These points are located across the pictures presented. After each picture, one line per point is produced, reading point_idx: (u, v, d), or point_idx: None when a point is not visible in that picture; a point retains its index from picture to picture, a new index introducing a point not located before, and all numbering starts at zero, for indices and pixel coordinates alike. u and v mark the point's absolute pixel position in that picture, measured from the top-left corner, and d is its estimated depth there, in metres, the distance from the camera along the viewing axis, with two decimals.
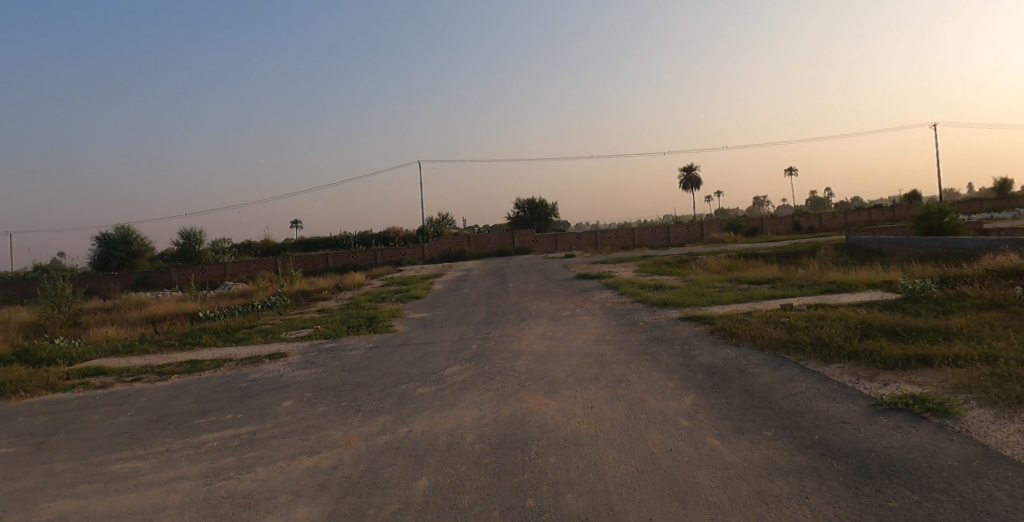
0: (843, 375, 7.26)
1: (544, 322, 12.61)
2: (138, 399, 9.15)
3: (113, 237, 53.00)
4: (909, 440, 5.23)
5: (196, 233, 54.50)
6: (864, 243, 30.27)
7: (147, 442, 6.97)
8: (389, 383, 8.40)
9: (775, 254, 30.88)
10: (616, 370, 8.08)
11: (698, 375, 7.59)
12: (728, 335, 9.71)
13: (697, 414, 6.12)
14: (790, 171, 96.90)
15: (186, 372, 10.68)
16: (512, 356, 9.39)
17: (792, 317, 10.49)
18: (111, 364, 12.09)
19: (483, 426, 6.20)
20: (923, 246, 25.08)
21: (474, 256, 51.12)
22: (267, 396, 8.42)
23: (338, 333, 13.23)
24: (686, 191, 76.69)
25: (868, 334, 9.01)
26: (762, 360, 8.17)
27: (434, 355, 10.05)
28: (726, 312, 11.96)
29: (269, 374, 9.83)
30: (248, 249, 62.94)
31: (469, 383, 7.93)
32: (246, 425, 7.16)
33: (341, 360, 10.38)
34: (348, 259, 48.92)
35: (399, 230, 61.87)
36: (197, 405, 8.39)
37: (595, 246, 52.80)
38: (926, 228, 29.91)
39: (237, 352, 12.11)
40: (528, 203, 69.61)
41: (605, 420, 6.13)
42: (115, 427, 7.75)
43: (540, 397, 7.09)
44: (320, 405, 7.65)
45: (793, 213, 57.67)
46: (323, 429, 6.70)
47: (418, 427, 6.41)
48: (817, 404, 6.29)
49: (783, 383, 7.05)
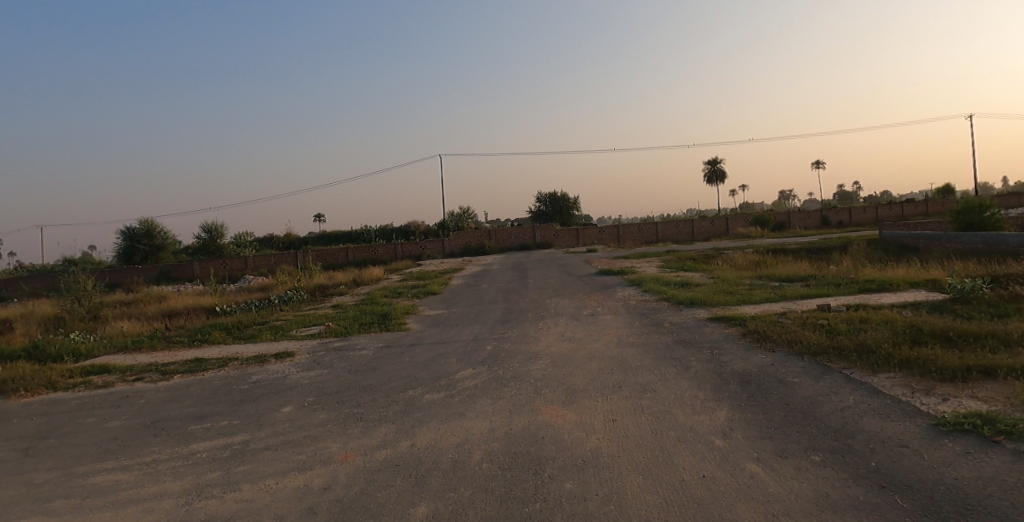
0: (895, 388, 6.51)
1: (564, 321, 11.98)
2: (136, 401, 8.74)
3: (138, 231, 53.56)
4: (983, 472, 4.52)
5: (218, 226, 54.82)
6: (899, 239, 29.00)
7: (135, 451, 6.51)
8: (395, 388, 7.86)
9: (805, 250, 29.71)
10: (641, 377, 7.43)
11: (731, 385, 6.90)
12: (762, 339, 8.97)
13: (733, 432, 5.45)
14: (817, 165, 94.33)
15: (190, 371, 10.27)
16: (528, 360, 8.78)
17: (832, 319, 9.70)
18: (118, 362, 11.74)
19: (493, 442, 5.61)
20: (962, 242, 23.86)
21: (495, 250, 50.59)
22: (267, 400, 7.94)
23: (350, 331, 12.74)
24: (710, 185, 75.07)
25: (919, 340, 8.21)
26: (801, 368, 7.44)
27: (446, 356, 9.51)
28: (758, 312, 11.18)
29: (274, 374, 9.38)
30: (270, 243, 63.24)
31: (480, 391, 7.35)
32: (240, 433, 6.66)
33: (349, 360, 9.89)
34: (368, 253, 48.68)
35: (419, 224, 61.60)
36: (194, 409, 7.92)
37: (618, 240, 51.92)
38: (966, 223, 28.54)
39: (245, 350, 11.70)
40: (550, 197, 68.89)
41: (629, 438, 5.49)
42: (106, 433, 7.32)
43: (556, 407, 6.47)
44: (320, 412, 7.14)
45: (822, 209, 56.07)
46: (320, 440, 6.16)
47: (422, 441, 5.83)
48: (870, 423, 5.57)
49: (828, 395, 6.35)
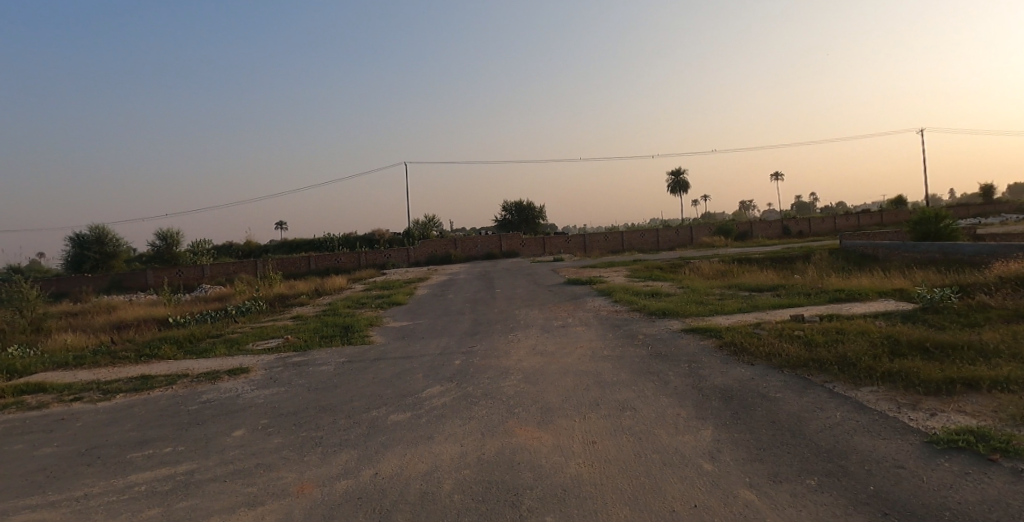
0: (881, 403, 6.29)
1: (535, 333, 11.58)
2: (71, 424, 7.98)
3: (87, 237, 51.30)
4: (986, 494, 4.27)
5: (173, 233, 52.98)
6: (860, 248, 29.52)
7: (64, 484, 5.84)
8: (358, 408, 7.34)
9: (769, 260, 30.08)
10: (619, 394, 7.07)
11: (714, 401, 6.59)
12: (740, 351, 8.72)
13: (721, 455, 5.13)
14: (775, 176, 96.67)
15: (134, 390, 9.51)
16: (498, 375, 8.34)
17: (808, 330, 9.53)
18: (55, 380, 10.86)
19: (463, 470, 5.16)
20: (921, 251, 24.35)
21: (461, 260, 50.01)
22: (217, 423, 7.32)
23: (310, 345, 12.09)
24: (674, 196, 75.94)
25: (897, 351, 8.07)
26: (783, 382, 7.19)
27: (412, 372, 9.01)
28: (732, 323, 10.98)
29: (226, 393, 8.73)
30: (229, 251, 61.36)
31: (450, 410, 6.88)
32: (185, 462, 6.05)
33: (308, 377, 9.29)
34: (331, 262, 47.60)
35: (384, 233, 60.66)
36: (135, 434, 7.25)
37: (584, 249, 51.93)
38: (922, 232, 29.23)
39: (197, 366, 10.97)
40: (516, 206, 68.71)
41: (612, 462, 5.11)
42: (34, 462, 6.60)
43: (532, 428, 6.06)
44: (275, 436, 6.58)
45: (782, 218, 57.16)
46: (273, 469, 5.61)
47: (386, 469, 5.34)
48: (862, 441, 5.31)
49: (814, 411, 6.09)
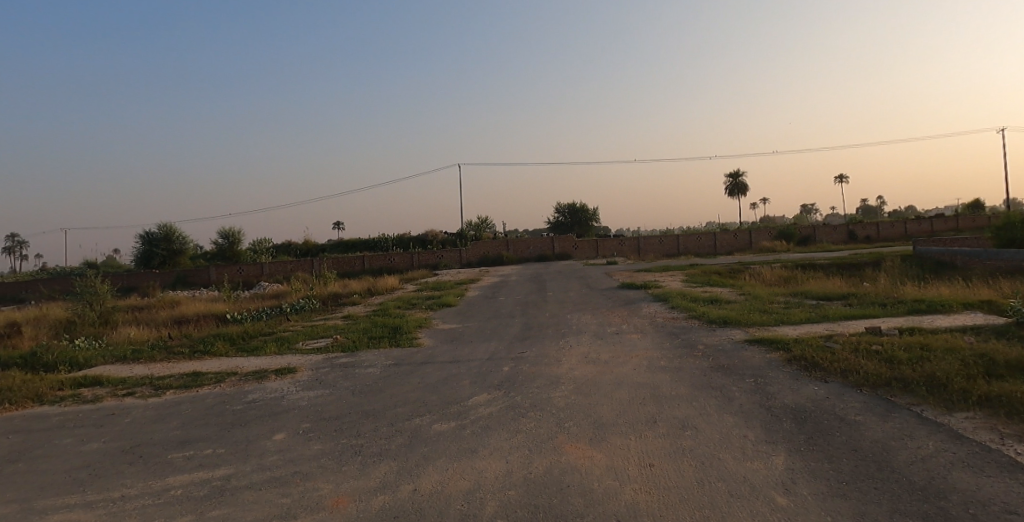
0: (980, 432, 5.53)
1: (586, 340, 11.09)
2: (120, 420, 8.02)
3: (156, 235, 53.62)
4: None
5: (235, 232, 54.82)
6: (936, 255, 27.62)
7: (105, 484, 5.76)
8: (401, 415, 7.06)
9: (835, 266, 28.52)
10: (678, 411, 6.52)
11: (784, 423, 5.99)
12: (810, 366, 8.02)
13: (797, 487, 4.56)
14: (842, 179, 92.26)
15: (183, 387, 9.55)
16: (548, 385, 7.91)
17: (888, 345, 8.71)
18: (113, 374, 11.07)
19: (508, 490, 4.78)
20: (1006, 259, 22.53)
21: (512, 261, 49.77)
22: (260, 424, 7.19)
23: (358, 346, 11.95)
24: (732, 198, 73.65)
25: (994, 371, 7.19)
26: (863, 403, 6.49)
27: (458, 378, 8.69)
28: (800, 334, 10.20)
29: (272, 393, 8.63)
30: (288, 249, 63.05)
31: (496, 421, 6.51)
32: (223, 466, 5.89)
33: (353, 380, 9.11)
34: (385, 261, 48.23)
35: (437, 233, 61.14)
36: (179, 433, 7.18)
37: (638, 253, 50.88)
38: (1006, 239, 27.10)
39: (246, 364, 10.98)
40: (568, 208, 68.11)
41: (673, 491, 4.61)
42: (80, 458, 6.60)
43: (583, 446, 5.61)
44: (315, 441, 6.37)
45: (848, 223, 54.48)
46: (310, 479, 5.36)
47: (426, 485, 5.00)
48: (962, 479, 4.61)
49: (902, 440, 5.41)
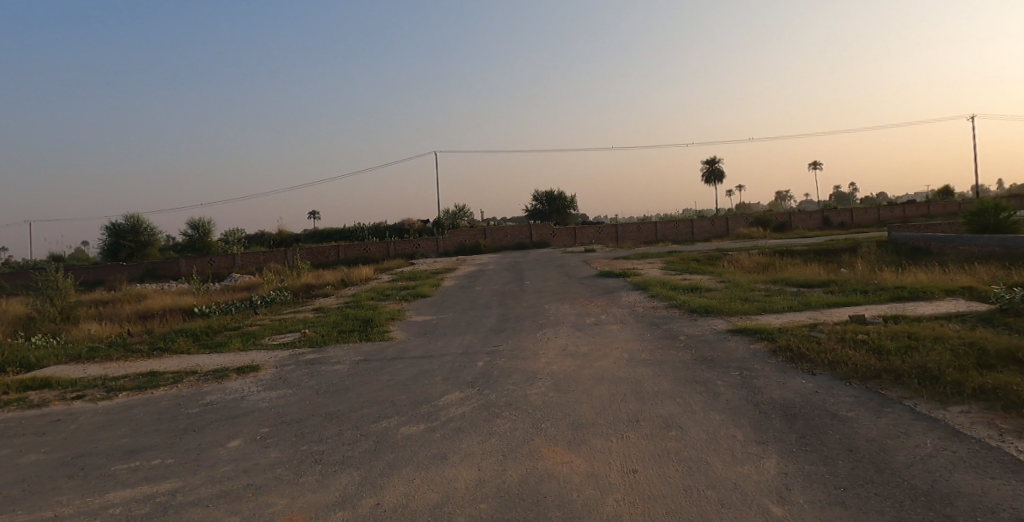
0: (978, 428, 5.25)
1: (565, 332, 10.70)
2: (65, 427, 7.43)
3: (123, 227, 52.07)
4: None
5: (206, 222, 53.45)
6: (911, 241, 27.68)
7: (36, 502, 5.22)
8: (367, 417, 6.59)
9: (812, 253, 28.50)
10: (663, 409, 6.16)
11: (774, 420, 5.66)
12: (797, 358, 7.72)
13: (794, 496, 4.21)
14: (817, 166, 92.96)
15: (137, 389, 8.94)
16: (524, 382, 7.50)
17: (875, 334, 8.45)
18: (64, 375, 10.43)
19: (480, 503, 4.36)
20: (980, 245, 22.58)
21: (490, 250, 49.30)
22: (217, 429, 6.68)
23: (326, 340, 11.42)
24: (709, 185, 73.78)
25: (984, 361, 6.94)
26: (854, 397, 6.19)
27: (429, 375, 8.23)
28: (784, 323, 9.94)
29: (232, 394, 8.10)
30: (262, 241, 61.81)
31: (469, 423, 6.08)
32: (169, 480, 5.38)
33: (319, 378, 8.60)
34: (360, 251, 47.38)
35: (414, 222, 60.37)
36: (127, 440, 6.64)
37: (616, 240, 50.70)
38: (980, 226, 27.25)
39: (208, 361, 10.41)
40: (547, 195, 67.64)
41: (659, 500, 4.23)
42: (13, 472, 6.04)
43: (561, 450, 5.21)
44: (274, 448, 5.88)
45: (824, 209, 54.88)
46: (263, 493, 4.89)
47: (390, 498, 4.56)
48: (965, 482, 4.30)
49: (898, 438, 5.11)
